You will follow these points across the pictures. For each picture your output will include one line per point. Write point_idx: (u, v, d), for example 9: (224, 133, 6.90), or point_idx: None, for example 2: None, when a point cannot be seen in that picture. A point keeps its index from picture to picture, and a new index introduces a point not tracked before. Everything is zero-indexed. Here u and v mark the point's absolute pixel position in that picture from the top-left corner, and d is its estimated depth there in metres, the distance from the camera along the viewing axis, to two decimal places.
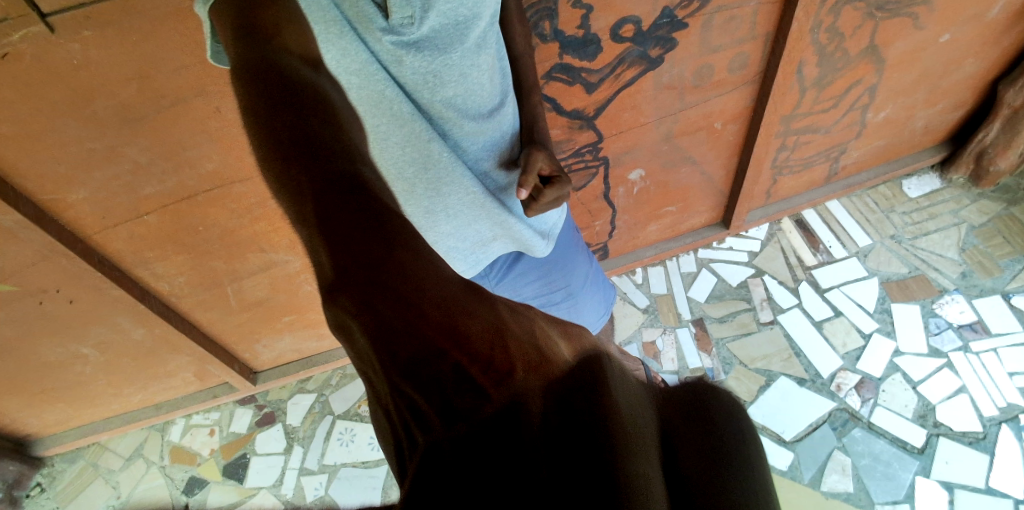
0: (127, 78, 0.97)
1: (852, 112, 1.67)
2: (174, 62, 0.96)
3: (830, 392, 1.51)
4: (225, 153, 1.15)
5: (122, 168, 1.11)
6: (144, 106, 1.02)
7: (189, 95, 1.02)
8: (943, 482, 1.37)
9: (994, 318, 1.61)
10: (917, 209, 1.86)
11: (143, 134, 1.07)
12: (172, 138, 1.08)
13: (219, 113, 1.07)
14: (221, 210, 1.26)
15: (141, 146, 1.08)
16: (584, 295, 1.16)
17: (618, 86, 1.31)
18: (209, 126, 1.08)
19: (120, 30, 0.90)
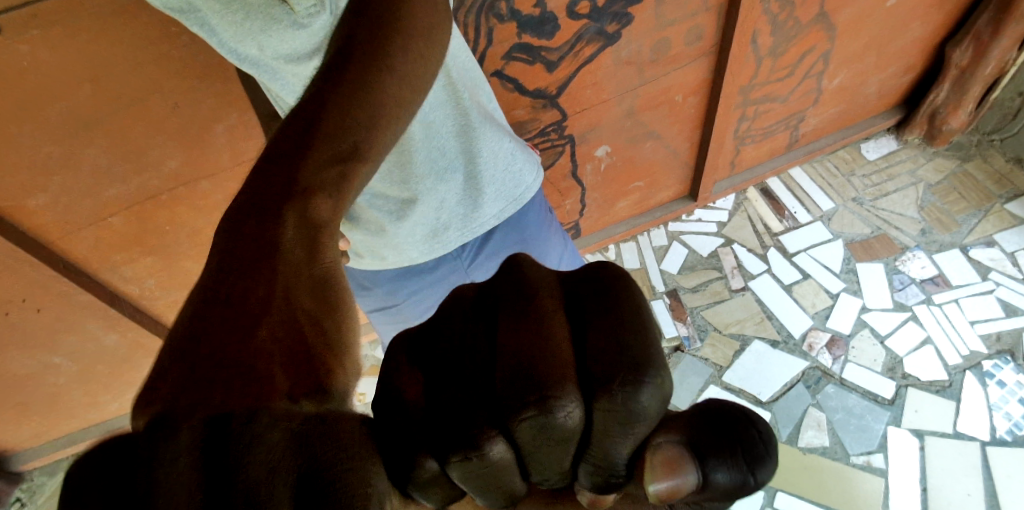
0: (80, 81, 0.95)
1: (807, 80, 1.71)
2: (128, 61, 0.95)
3: (802, 352, 1.55)
4: (189, 150, 1.13)
5: (82, 173, 1.09)
6: (102, 110, 1.01)
7: (146, 94, 1.01)
8: (914, 431, 1.41)
9: (954, 271, 1.67)
10: (877, 171, 1.92)
11: (101, 136, 1.05)
12: (131, 138, 1.07)
13: (178, 110, 1.05)
14: (188, 208, 1.25)
15: (100, 149, 1.06)
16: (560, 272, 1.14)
17: (578, 63, 1.33)
18: (171, 121, 1.07)
19: (66, 29, 0.89)
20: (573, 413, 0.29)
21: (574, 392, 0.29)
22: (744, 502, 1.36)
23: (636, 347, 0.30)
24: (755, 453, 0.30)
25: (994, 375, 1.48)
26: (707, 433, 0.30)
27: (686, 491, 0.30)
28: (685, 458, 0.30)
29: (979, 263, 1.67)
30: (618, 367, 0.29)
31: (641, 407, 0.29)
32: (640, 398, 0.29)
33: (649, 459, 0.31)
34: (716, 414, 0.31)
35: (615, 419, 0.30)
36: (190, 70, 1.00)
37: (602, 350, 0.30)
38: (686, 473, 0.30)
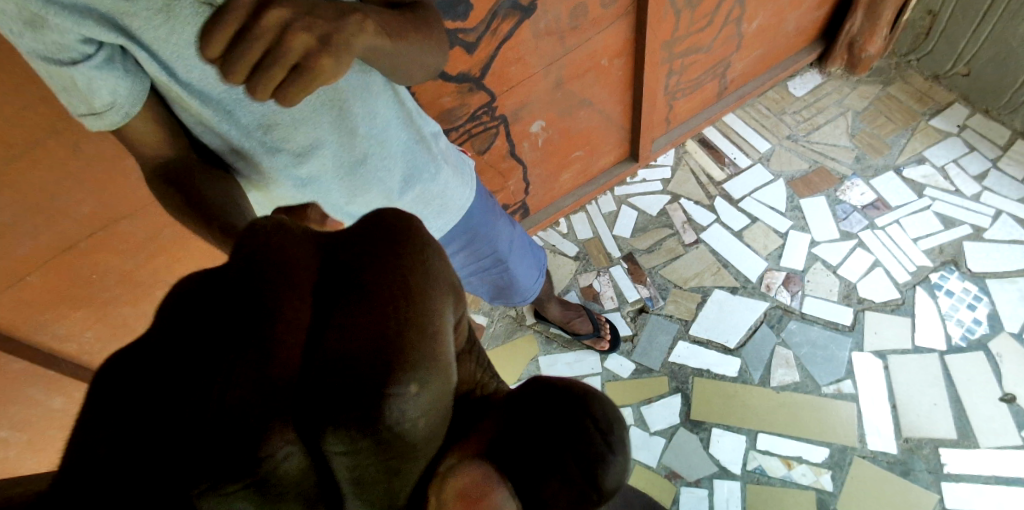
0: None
1: (726, 26, 1.71)
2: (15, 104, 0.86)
3: (761, 293, 1.57)
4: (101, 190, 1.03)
5: None
6: None
7: (40, 136, 0.92)
8: (876, 352, 1.45)
9: (891, 193, 1.71)
10: (806, 107, 1.95)
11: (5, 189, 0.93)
12: (35, 186, 0.96)
13: (79, 149, 0.96)
14: (113, 253, 1.13)
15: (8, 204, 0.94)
16: (514, 259, 1.14)
17: (497, 41, 1.28)
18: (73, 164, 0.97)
19: None
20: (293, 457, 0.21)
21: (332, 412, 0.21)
22: (730, 452, 1.37)
23: (411, 349, 0.22)
24: (598, 457, 0.25)
25: (942, 286, 1.53)
26: (542, 442, 0.26)
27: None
28: (491, 479, 0.26)
29: (913, 182, 1.72)
30: (388, 362, 0.22)
31: (406, 428, 0.23)
32: (400, 416, 0.22)
33: (439, 495, 0.26)
34: (552, 395, 0.27)
35: (367, 452, 0.22)
36: None
37: (366, 345, 0.22)
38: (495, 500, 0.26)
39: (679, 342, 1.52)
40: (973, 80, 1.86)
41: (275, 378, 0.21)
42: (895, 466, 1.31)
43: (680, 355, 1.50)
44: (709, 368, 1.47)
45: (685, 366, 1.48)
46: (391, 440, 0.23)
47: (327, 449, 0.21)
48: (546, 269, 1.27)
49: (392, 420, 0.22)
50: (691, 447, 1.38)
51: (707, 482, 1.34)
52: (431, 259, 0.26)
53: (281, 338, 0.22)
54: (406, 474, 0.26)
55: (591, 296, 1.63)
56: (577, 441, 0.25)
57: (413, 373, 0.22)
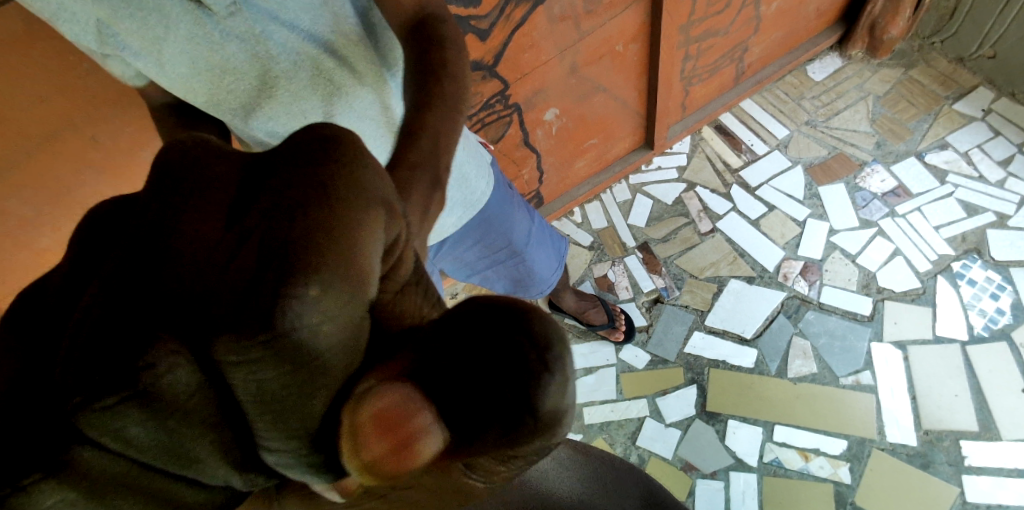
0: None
1: (745, 9, 1.67)
2: (29, 99, 0.85)
3: (779, 283, 1.55)
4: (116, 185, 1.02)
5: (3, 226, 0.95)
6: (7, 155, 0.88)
7: (55, 131, 0.90)
8: (896, 343, 1.43)
9: (913, 180, 1.68)
10: (825, 91, 1.91)
11: (21, 183, 0.92)
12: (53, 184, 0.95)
13: (96, 143, 0.95)
14: None
15: (22, 197, 0.94)
16: (532, 251, 1.13)
17: (511, 28, 1.26)
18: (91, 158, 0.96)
19: None
20: (181, 370, 0.24)
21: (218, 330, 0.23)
22: (746, 443, 1.36)
23: (304, 258, 0.24)
24: (534, 378, 0.21)
25: (965, 275, 1.50)
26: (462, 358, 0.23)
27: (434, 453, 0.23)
28: (412, 398, 0.23)
29: (936, 168, 1.69)
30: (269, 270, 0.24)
31: (304, 334, 0.24)
32: (292, 319, 0.23)
33: (356, 417, 0.23)
34: (473, 309, 0.24)
35: (262, 363, 0.24)
36: (94, 97, 0.90)
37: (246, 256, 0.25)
38: (425, 429, 0.23)
39: (694, 333, 1.50)
40: (999, 63, 1.80)
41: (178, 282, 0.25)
42: (915, 459, 1.30)
43: (695, 345, 1.49)
44: (725, 358, 1.46)
45: (700, 357, 1.47)
46: (284, 344, 0.23)
47: (221, 359, 0.23)
48: (566, 261, 1.27)
49: (286, 322, 0.23)
50: (706, 437, 1.38)
51: (723, 474, 1.34)
52: (356, 158, 0.28)
53: (182, 256, 0.26)
54: (315, 401, 0.25)
55: (605, 287, 1.62)
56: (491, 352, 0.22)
57: (313, 277, 0.24)
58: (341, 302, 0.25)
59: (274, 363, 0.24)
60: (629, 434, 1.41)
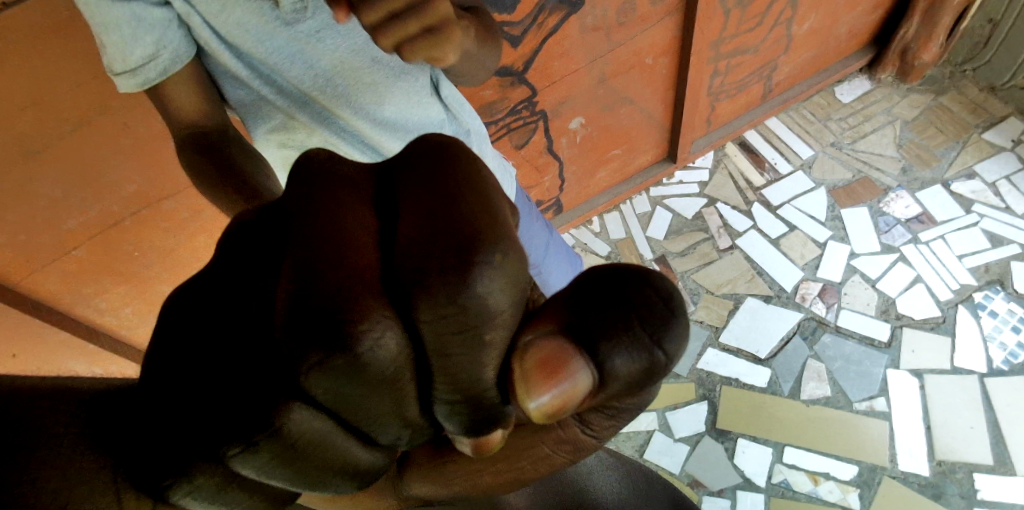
0: (21, 109, 0.86)
1: (776, 27, 1.67)
2: (68, 80, 0.87)
3: (796, 304, 1.54)
4: (149, 167, 1.04)
5: (40, 205, 0.97)
6: (45, 134, 0.91)
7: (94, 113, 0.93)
8: (912, 371, 1.41)
9: (938, 207, 1.66)
10: (853, 114, 1.89)
11: (56, 161, 0.94)
12: (89, 161, 0.97)
13: (128, 129, 0.98)
14: (155, 230, 1.13)
15: (56, 176, 0.96)
16: (549, 264, 1.11)
17: (543, 36, 1.27)
18: (132, 140, 0.99)
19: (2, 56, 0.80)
20: (387, 338, 0.25)
21: (379, 312, 0.24)
22: (754, 463, 1.35)
23: (486, 228, 0.24)
24: (661, 323, 0.25)
25: (986, 306, 1.48)
26: (616, 311, 0.24)
27: (578, 394, 0.25)
28: (568, 348, 0.24)
29: (962, 197, 1.67)
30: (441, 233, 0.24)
31: (485, 302, 0.24)
32: (483, 288, 0.24)
33: (521, 366, 0.25)
34: (596, 275, 0.26)
35: (453, 318, 0.24)
36: None
37: (407, 230, 0.25)
38: (575, 371, 0.24)
39: (708, 349, 1.50)
40: None
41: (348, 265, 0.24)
42: (926, 489, 1.28)
43: (709, 362, 1.48)
44: (738, 377, 1.46)
45: (713, 374, 1.47)
46: (466, 321, 0.24)
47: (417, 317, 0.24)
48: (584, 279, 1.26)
49: (476, 288, 0.24)
50: (715, 455, 1.37)
51: (730, 493, 1.33)
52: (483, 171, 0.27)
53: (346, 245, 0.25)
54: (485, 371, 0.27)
55: None
56: (632, 310, 0.24)
57: (496, 245, 0.24)
58: (514, 269, 0.25)
59: (449, 330, 0.25)
60: (636, 446, 1.41)
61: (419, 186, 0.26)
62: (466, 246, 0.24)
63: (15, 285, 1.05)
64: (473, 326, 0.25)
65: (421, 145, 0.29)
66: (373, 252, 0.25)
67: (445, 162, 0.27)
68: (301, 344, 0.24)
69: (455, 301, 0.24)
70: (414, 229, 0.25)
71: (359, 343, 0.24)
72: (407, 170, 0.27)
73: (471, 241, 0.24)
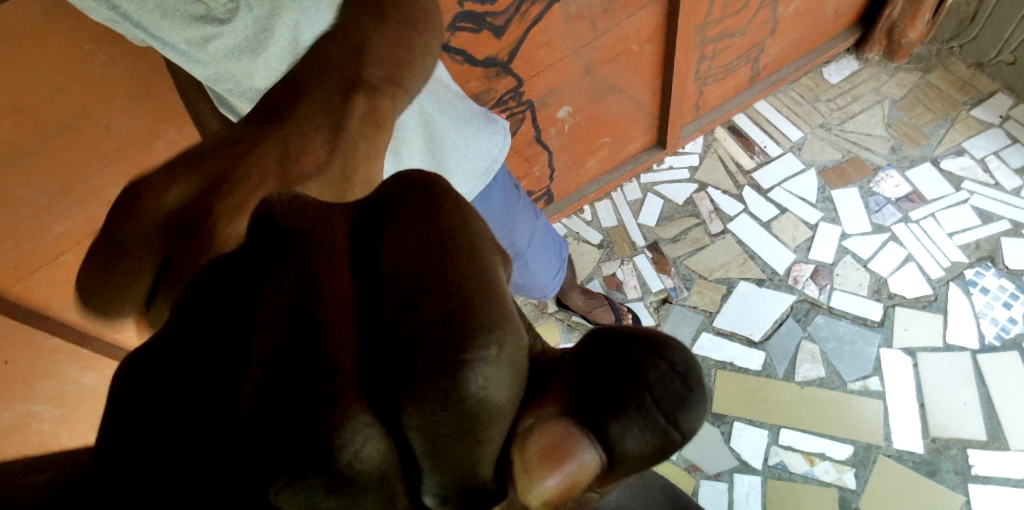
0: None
1: (763, 10, 1.66)
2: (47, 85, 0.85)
3: (789, 287, 1.54)
4: (133, 173, 1.02)
5: (22, 214, 0.95)
6: (28, 142, 0.88)
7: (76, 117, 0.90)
8: (906, 349, 1.42)
9: (928, 186, 1.66)
10: (841, 94, 1.89)
11: (40, 170, 0.92)
12: (67, 167, 0.94)
13: (111, 132, 0.95)
14: None
15: (41, 184, 0.94)
16: (531, 252, 1.12)
17: (527, 24, 1.25)
18: (111, 143, 0.96)
19: None
20: (372, 445, 0.21)
21: (364, 412, 0.20)
22: (751, 447, 1.36)
23: (484, 308, 0.21)
24: (677, 400, 0.22)
25: (977, 283, 1.49)
26: (622, 386, 0.22)
27: (586, 478, 0.23)
28: (572, 431, 0.23)
29: (951, 174, 1.67)
30: (441, 313, 0.21)
31: (485, 393, 0.21)
32: (483, 380, 0.20)
33: (522, 453, 0.23)
34: (601, 341, 0.24)
35: (447, 415, 0.21)
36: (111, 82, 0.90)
37: (394, 307, 0.22)
38: (580, 454, 0.22)
39: (702, 334, 1.50)
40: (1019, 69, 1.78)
41: (329, 354, 0.20)
42: (922, 467, 1.29)
43: (703, 347, 1.48)
44: (732, 361, 1.46)
45: (708, 358, 1.47)
46: (466, 412, 0.21)
47: (410, 415, 0.21)
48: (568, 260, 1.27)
49: (480, 379, 0.20)
50: (712, 439, 1.37)
51: (727, 476, 1.34)
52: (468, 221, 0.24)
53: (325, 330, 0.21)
54: (485, 461, 0.23)
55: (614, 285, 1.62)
56: (643, 383, 0.22)
57: (491, 332, 0.21)
58: (516, 349, 0.22)
59: (448, 427, 0.21)
60: None
61: (404, 251, 0.23)
62: (460, 337, 0.20)
63: (4, 294, 1.04)
64: (474, 416, 0.21)
65: (394, 189, 0.26)
66: (350, 331, 0.22)
67: (429, 218, 0.24)
68: (271, 460, 0.20)
69: (454, 395, 0.20)
70: (398, 312, 0.21)
71: (341, 455, 0.20)
72: (385, 229, 0.24)
73: (470, 321, 0.20)
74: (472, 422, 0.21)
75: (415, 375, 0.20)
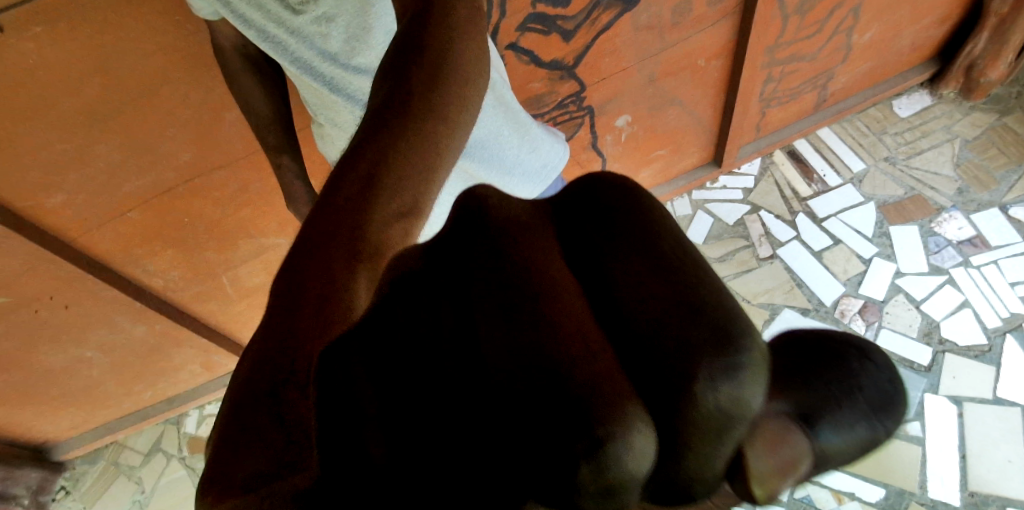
0: (92, 74, 0.89)
1: (836, 36, 1.63)
2: (135, 52, 0.89)
3: (835, 319, 1.52)
4: (204, 141, 1.06)
5: (103, 167, 1.02)
6: (116, 102, 0.95)
7: (156, 83, 0.94)
8: (952, 398, 1.38)
9: (993, 231, 1.60)
10: (910, 129, 1.84)
11: (114, 131, 0.99)
12: (148, 130, 1.00)
13: (188, 99, 0.99)
14: (207, 199, 1.17)
15: (114, 144, 1.00)
16: None
17: (595, 32, 1.27)
18: (182, 114, 1.00)
19: (72, 24, 0.84)
20: (634, 447, 0.16)
21: (621, 401, 0.16)
22: None
23: (719, 309, 0.18)
24: (892, 406, 0.19)
25: None
26: (844, 389, 0.18)
27: (797, 480, 0.18)
28: (794, 429, 0.18)
29: (1020, 223, 1.60)
30: (667, 303, 0.18)
31: (738, 397, 0.16)
32: (734, 384, 0.16)
33: (755, 461, 0.17)
34: (805, 339, 0.19)
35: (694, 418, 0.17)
36: (198, 56, 0.94)
37: (636, 308, 0.18)
38: (798, 442, 0.18)
39: None
40: None
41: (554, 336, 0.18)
42: None
43: None
44: None
45: None
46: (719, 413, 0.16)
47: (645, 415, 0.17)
48: None
49: (729, 380, 0.16)
50: None
51: None
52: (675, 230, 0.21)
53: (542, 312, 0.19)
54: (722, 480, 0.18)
55: None
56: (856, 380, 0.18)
57: (740, 328, 0.17)
58: (759, 352, 0.17)
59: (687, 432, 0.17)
60: None
61: (628, 241, 0.20)
62: (698, 312, 0.17)
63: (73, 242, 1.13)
64: (722, 420, 0.16)
65: (598, 196, 0.23)
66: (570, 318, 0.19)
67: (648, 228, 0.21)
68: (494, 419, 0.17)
69: (689, 385, 0.16)
70: (641, 297, 0.18)
71: (594, 451, 0.16)
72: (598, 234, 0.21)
73: (704, 308, 0.18)
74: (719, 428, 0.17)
75: (657, 342, 0.17)
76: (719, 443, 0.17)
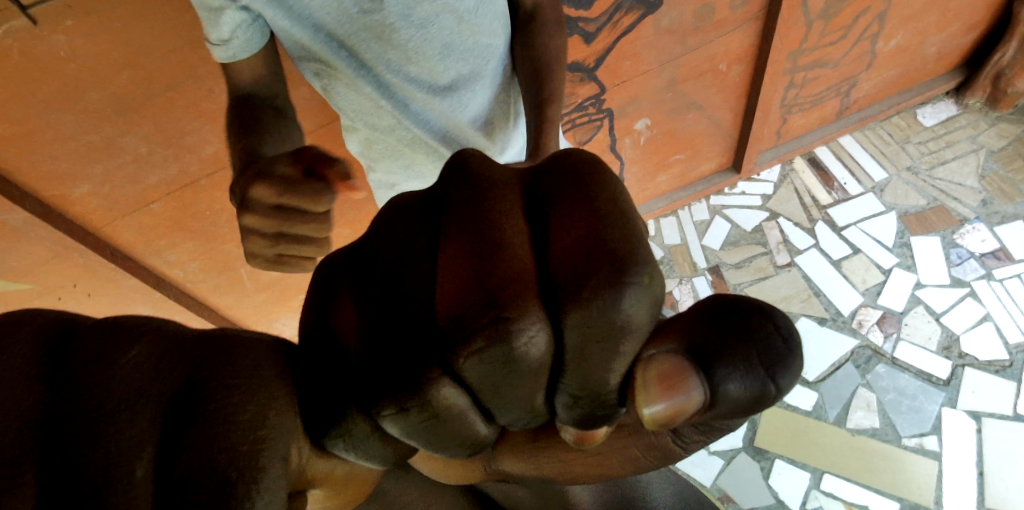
0: (119, 69, 0.90)
1: (860, 42, 1.61)
2: (163, 47, 0.90)
3: (852, 329, 1.50)
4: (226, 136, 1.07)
5: (126, 160, 1.04)
6: (141, 96, 0.96)
7: (182, 77, 0.96)
8: (970, 412, 1.36)
9: (1017, 244, 1.57)
10: (934, 138, 1.81)
11: (139, 123, 1.00)
12: (172, 124, 1.02)
13: (213, 95, 1.00)
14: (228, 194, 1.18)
15: (140, 135, 1.02)
16: None
17: (617, 35, 1.26)
18: (205, 109, 1.02)
19: (102, 18, 0.84)
20: (540, 337, 0.25)
21: (535, 309, 0.25)
22: (789, 485, 1.34)
23: (627, 253, 0.24)
24: (778, 357, 0.25)
25: None
26: (726, 337, 0.25)
27: (689, 411, 0.25)
28: (685, 368, 0.25)
29: None
30: (595, 256, 0.24)
31: (624, 316, 0.24)
32: (623, 307, 0.24)
33: (642, 377, 0.25)
34: (714, 309, 0.25)
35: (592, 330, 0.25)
36: None
37: (563, 251, 0.25)
38: (690, 389, 0.25)
39: None
40: None
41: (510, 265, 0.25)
42: None
43: None
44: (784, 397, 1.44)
45: None
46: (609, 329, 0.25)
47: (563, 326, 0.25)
48: None
49: (620, 307, 0.24)
50: (749, 473, 1.36)
51: None
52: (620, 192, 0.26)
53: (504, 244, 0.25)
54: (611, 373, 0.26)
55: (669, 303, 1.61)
56: (747, 339, 0.24)
57: (641, 267, 0.24)
58: (650, 292, 0.25)
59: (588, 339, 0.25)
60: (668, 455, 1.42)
61: (574, 191, 0.26)
62: (613, 262, 0.24)
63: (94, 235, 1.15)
64: (610, 329, 0.25)
65: (564, 163, 0.28)
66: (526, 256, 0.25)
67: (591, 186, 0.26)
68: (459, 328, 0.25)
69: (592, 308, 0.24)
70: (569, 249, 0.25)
71: (517, 339, 0.24)
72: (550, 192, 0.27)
73: (620, 260, 0.24)
74: (610, 333, 0.25)
75: (576, 280, 0.24)
76: (604, 346, 0.25)
